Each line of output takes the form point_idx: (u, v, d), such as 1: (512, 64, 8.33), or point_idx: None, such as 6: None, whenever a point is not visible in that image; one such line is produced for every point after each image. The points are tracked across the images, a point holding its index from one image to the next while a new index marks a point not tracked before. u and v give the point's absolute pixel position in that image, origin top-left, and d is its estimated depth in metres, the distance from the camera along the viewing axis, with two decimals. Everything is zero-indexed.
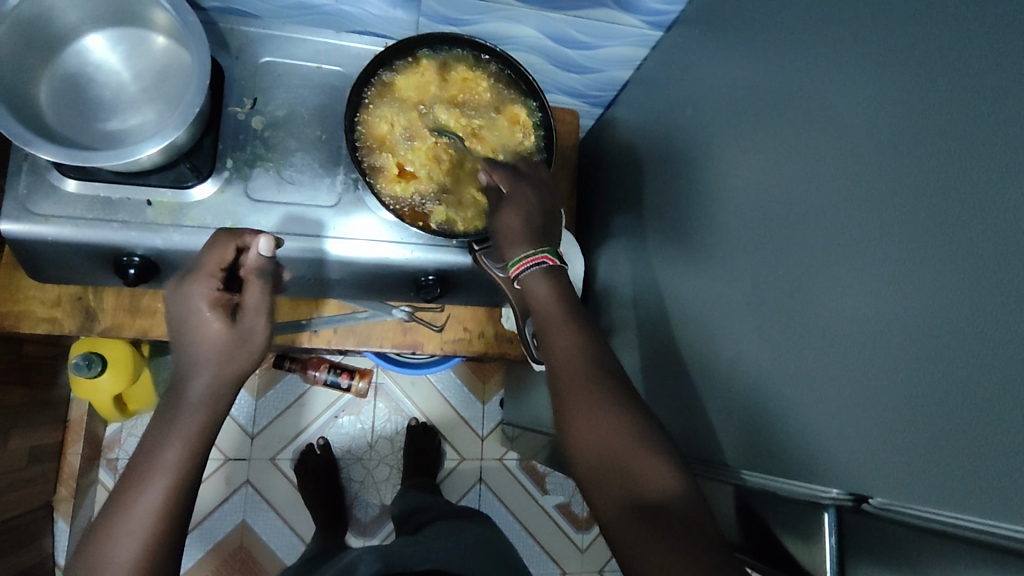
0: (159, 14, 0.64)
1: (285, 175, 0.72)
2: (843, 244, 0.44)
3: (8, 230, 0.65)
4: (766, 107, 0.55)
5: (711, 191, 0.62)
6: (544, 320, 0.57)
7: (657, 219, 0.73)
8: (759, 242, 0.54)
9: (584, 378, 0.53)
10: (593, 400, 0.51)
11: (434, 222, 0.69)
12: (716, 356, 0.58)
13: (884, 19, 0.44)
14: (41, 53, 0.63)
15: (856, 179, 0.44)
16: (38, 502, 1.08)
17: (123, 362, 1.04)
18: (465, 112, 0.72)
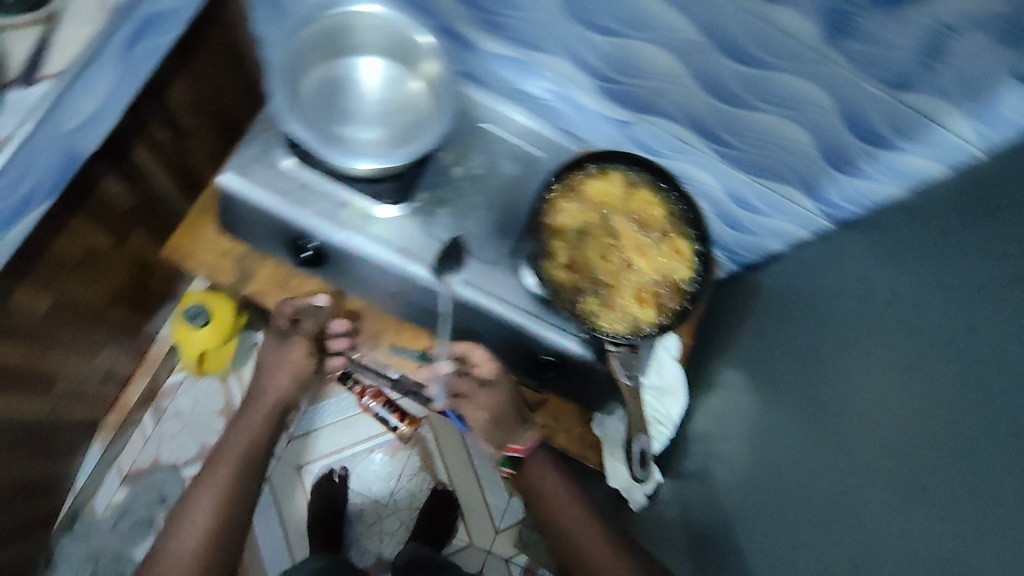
0: (430, 68, 0.73)
1: (462, 224, 0.77)
2: (983, 488, 0.42)
3: (224, 183, 0.71)
4: (911, 316, 0.54)
5: (851, 372, 0.62)
6: (542, 480, 0.80)
7: (780, 391, 0.74)
8: (896, 455, 0.52)
9: (572, 507, 0.78)
10: (574, 524, 0.76)
11: (583, 309, 0.71)
12: (838, 556, 0.56)
13: (967, 274, 0.48)
14: (321, 60, 0.74)
15: (1003, 423, 0.42)
16: (88, 419, 1.11)
17: (223, 324, 1.09)
18: (639, 227, 0.76)
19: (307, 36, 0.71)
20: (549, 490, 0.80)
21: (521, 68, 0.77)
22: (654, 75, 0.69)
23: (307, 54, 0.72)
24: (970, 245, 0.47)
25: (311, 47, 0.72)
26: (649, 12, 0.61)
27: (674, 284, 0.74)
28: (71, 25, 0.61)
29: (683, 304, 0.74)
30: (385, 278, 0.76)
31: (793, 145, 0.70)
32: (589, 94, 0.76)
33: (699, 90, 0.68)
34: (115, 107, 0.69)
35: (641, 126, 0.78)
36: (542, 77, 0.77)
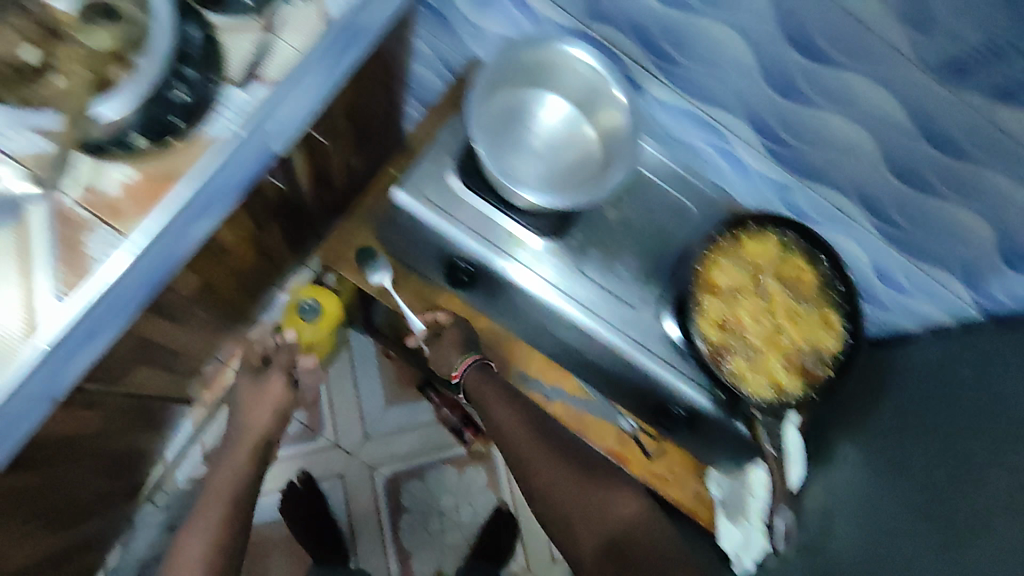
0: (610, 120, 0.71)
1: (613, 266, 0.76)
2: None
3: (396, 197, 0.72)
4: None
5: (976, 485, 0.63)
6: (483, 397, 0.80)
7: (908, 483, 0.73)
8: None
9: (525, 431, 0.81)
10: (546, 458, 0.80)
11: (729, 370, 0.71)
12: None
13: None
14: (521, 81, 0.74)
15: None
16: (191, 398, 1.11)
17: (331, 318, 1.10)
18: (791, 294, 0.75)
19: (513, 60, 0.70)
20: (497, 413, 0.80)
21: (691, 120, 0.76)
22: (836, 148, 0.68)
23: (498, 83, 0.73)
24: None
25: (513, 70, 0.71)
26: (857, 91, 0.60)
27: (821, 356, 0.73)
28: (289, 33, 0.61)
29: (830, 376, 0.72)
30: (532, 309, 0.76)
31: (967, 235, 0.69)
32: (758, 156, 0.75)
33: (885, 168, 0.67)
34: (308, 116, 0.69)
35: (802, 193, 0.76)
36: (711, 131, 0.75)
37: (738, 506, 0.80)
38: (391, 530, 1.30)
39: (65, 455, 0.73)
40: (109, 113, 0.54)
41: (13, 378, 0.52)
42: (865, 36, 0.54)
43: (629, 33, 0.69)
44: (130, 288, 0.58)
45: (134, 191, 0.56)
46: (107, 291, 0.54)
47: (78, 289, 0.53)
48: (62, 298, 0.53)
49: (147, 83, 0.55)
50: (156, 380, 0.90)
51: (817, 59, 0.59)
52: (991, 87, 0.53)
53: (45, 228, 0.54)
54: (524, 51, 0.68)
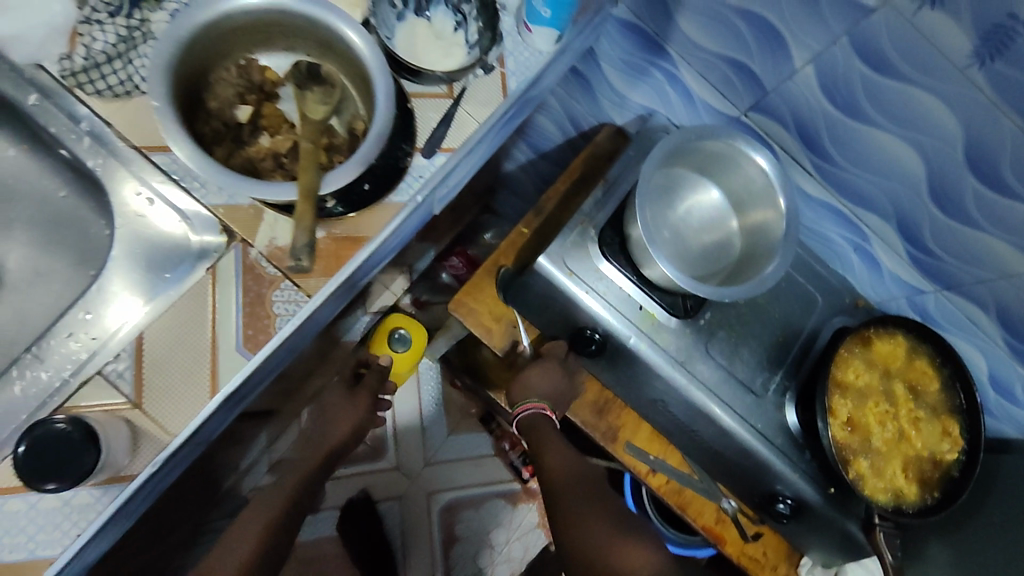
0: (762, 215, 0.72)
1: (739, 351, 0.77)
2: None
3: (541, 265, 0.74)
4: None
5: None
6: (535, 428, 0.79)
7: None
8: None
9: (574, 486, 0.80)
10: (585, 501, 0.78)
11: (852, 470, 0.71)
12: None
13: None
14: (688, 164, 0.75)
15: None
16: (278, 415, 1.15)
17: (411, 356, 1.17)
18: (915, 400, 0.75)
19: (692, 144, 0.71)
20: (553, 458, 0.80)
21: (831, 215, 0.77)
22: (987, 267, 0.69)
23: (670, 159, 0.73)
24: None
25: (687, 152, 0.73)
26: None
27: (939, 468, 0.73)
28: (474, 104, 0.64)
29: (948, 488, 0.72)
30: (653, 384, 0.77)
31: None
32: (896, 259, 0.76)
33: None
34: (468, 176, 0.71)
35: (934, 299, 0.77)
36: (851, 228, 0.76)
37: None
38: (442, 559, 1.30)
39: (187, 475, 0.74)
40: (331, 187, 0.51)
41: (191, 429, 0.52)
42: None
43: (792, 127, 0.71)
44: (297, 343, 0.59)
45: (319, 252, 0.57)
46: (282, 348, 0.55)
47: (262, 348, 0.54)
48: (244, 353, 0.54)
49: (367, 164, 0.51)
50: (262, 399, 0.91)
51: (995, 183, 0.60)
52: None
53: (233, 282, 0.55)
54: (708, 139, 0.70)
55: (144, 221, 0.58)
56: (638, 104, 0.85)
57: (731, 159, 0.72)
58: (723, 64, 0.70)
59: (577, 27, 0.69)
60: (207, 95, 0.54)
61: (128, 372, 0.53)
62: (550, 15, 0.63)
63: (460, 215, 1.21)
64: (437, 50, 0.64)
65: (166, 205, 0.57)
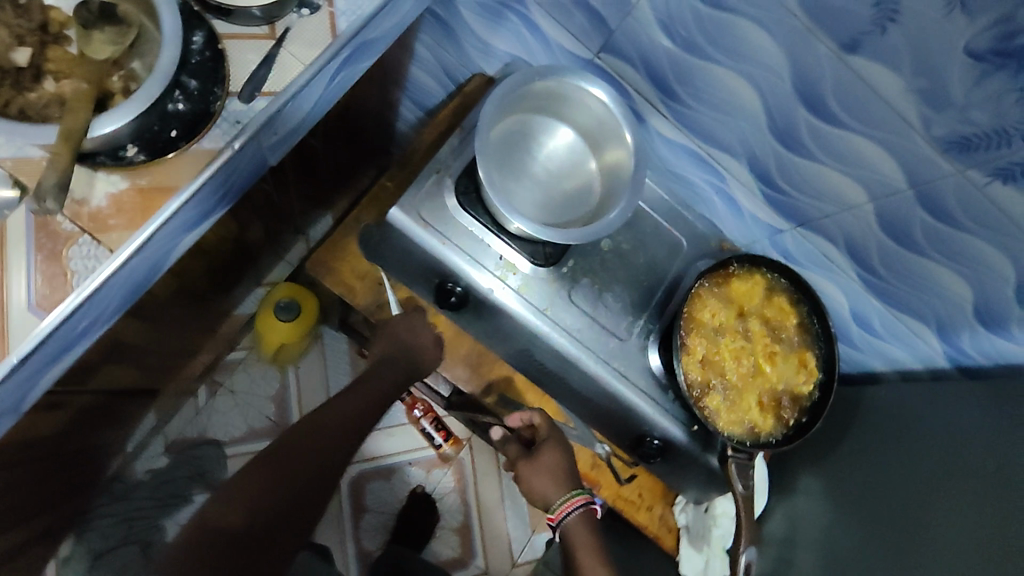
0: (613, 154, 0.73)
1: (603, 297, 0.77)
2: None
3: (394, 217, 0.72)
4: None
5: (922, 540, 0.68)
6: (576, 543, 0.71)
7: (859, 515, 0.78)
8: None
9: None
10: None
11: (705, 406, 0.73)
12: None
13: None
14: (542, 109, 0.74)
15: None
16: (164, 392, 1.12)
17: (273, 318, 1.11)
18: (773, 336, 0.76)
19: (534, 85, 0.70)
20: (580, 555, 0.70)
21: (692, 158, 0.78)
22: (830, 200, 0.70)
23: (514, 102, 0.72)
24: None
25: (532, 94, 0.71)
26: (860, 151, 0.62)
27: (793, 399, 0.75)
28: (297, 45, 0.60)
29: (801, 417, 0.74)
30: (518, 332, 0.76)
31: (949, 294, 0.71)
32: (754, 199, 0.77)
33: (876, 225, 0.69)
34: (310, 124, 0.68)
35: (791, 236, 0.79)
36: (708, 169, 0.77)
37: (702, 533, 0.82)
38: (353, 529, 1.29)
39: (20, 452, 0.70)
40: (102, 130, 0.51)
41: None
42: (872, 99, 0.57)
43: (640, 67, 0.71)
44: (109, 303, 0.56)
45: (123, 204, 0.53)
46: (85, 302, 0.51)
47: (60, 306, 0.51)
48: (39, 313, 0.50)
49: (146, 102, 0.51)
50: (124, 374, 0.87)
51: (823, 114, 0.61)
52: (990, 166, 0.55)
53: (23, 240, 0.51)
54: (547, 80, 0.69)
55: None
56: (504, 51, 0.83)
57: (580, 101, 0.71)
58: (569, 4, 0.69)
59: None
60: None
61: None
62: None
63: (352, 178, 1.17)
64: None
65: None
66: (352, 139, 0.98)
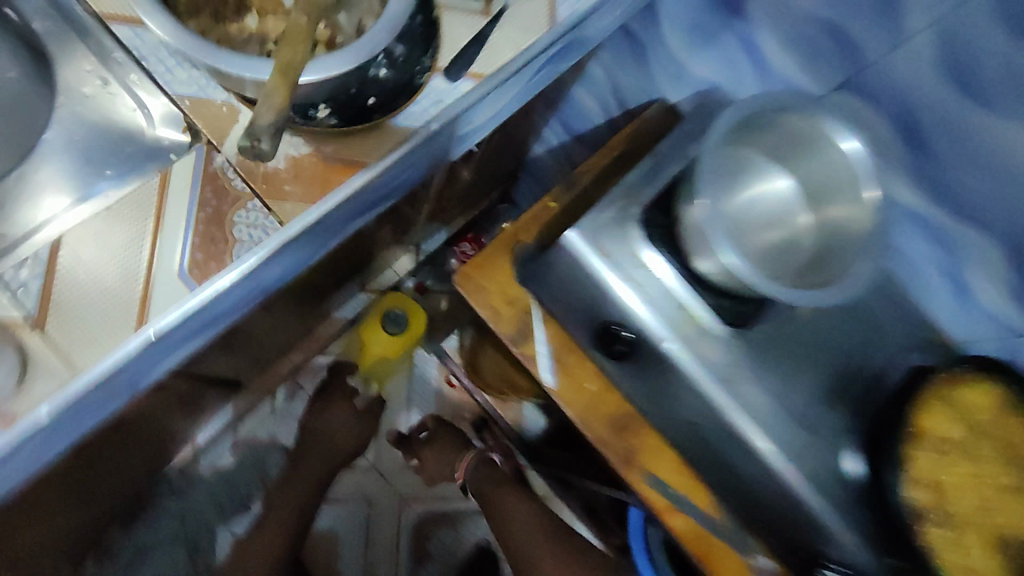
0: (842, 210, 0.60)
1: (793, 377, 0.63)
2: None
3: (569, 240, 0.61)
4: None
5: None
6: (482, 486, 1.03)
7: None
8: None
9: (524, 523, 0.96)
10: (550, 534, 0.95)
11: (921, 540, 0.58)
12: None
13: None
14: (760, 146, 0.63)
15: None
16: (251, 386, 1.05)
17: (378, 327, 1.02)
18: (1004, 461, 0.61)
19: (771, 118, 0.60)
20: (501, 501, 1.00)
21: (921, 230, 0.63)
22: None
23: (740, 134, 0.62)
24: None
25: (763, 128, 0.61)
26: None
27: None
28: (512, 28, 0.52)
29: None
30: (684, 399, 0.64)
31: None
32: (998, 294, 0.60)
33: None
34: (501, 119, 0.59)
35: None
36: None
37: None
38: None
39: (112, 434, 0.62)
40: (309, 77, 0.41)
41: (103, 370, 0.40)
42: None
43: (892, 116, 0.59)
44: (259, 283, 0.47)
45: (304, 172, 0.46)
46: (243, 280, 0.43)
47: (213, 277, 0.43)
48: (188, 283, 0.43)
49: (364, 56, 0.42)
50: (222, 363, 0.79)
51: None
52: None
53: (188, 193, 0.44)
54: (790, 113, 0.59)
55: (94, 106, 0.48)
56: (702, 78, 0.73)
57: (816, 146, 0.60)
58: (817, 28, 0.59)
59: None
60: None
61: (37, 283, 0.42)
62: None
63: (476, 195, 1.09)
64: None
65: (123, 88, 0.47)
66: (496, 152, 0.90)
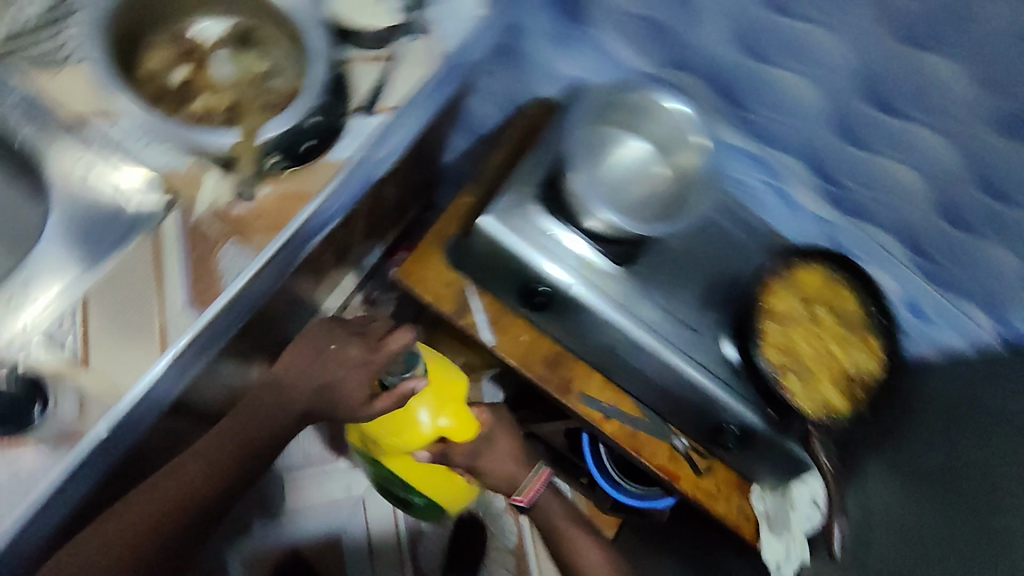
0: (684, 157, 0.79)
1: (678, 294, 0.82)
2: None
3: (484, 223, 0.78)
4: None
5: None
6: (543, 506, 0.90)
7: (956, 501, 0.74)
8: None
9: None
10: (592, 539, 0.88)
11: (788, 389, 0.76)
12: None
13: None
14: (617, 123, 0.81)
15: None
16: None
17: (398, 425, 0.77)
18: (839, 321, 0.81)
19: (619, 100, 0.79)
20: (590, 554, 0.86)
21: (749, 160, 0.83)
22: (885, 187, 0.75)
23: (599, 116, 0.81)
24: None
25: (614, 107, 0.80)
26: (917, 138, 0.68)
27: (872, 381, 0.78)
28: (407, 65, 0.65)
29: (870, 398, 0.78)
30: (600, 329, 0.80)
31: (1003, 271, 0.76)
32: (808, 194, 0.82)
33: (931, 208, 0.74)
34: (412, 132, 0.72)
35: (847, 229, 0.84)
36: (768, 172, 0.83)
37: (782, 519, 0.84)
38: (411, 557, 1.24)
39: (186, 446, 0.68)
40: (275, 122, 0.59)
41: (134, 396, 0.52)
42: (928, 86, 0.63)
43: (703, 74, 0.76)
44: (239, 310, 0.59)
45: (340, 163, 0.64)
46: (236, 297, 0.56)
47: (210, 304, 0.55)
48: (193, 311, 0.54)
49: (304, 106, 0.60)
50: None
51: (886, 103, 0.67)
52: None
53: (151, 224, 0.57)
54: (628, 93, 0.78)
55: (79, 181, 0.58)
56: None
57: (653, 112, 0.78)
58: (640, 25, 0.75)
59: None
60: (143, 58, 0.62)
61: (73, 332, 0.53)
62: None
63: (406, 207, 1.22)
64: (362, 13, 0.65)
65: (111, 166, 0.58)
66: (413, 167, 1.05)
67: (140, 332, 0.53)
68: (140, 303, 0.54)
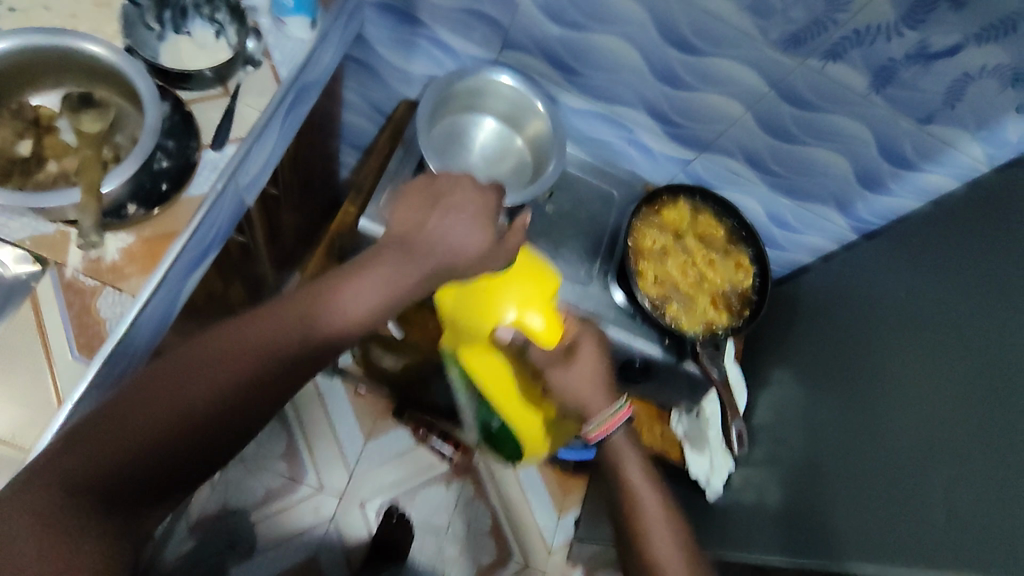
0: (535, 126, 0.86)
1: (560, 253, 0.89)
2: (925, 449, 0.63)
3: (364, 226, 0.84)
4: (921, 326, 0.72)
5: (897, 410, 0.70)
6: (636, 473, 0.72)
7: (835, 377, 0.84)
8: (901, 410, 0.69)
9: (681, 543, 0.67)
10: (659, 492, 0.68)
11: (669, 314, 0.84)
12: (848, 509, 0.70)
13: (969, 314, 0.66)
14: (462, 110, 0.87)
15: (950, 401, 0.63)
16: None
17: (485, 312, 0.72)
18: (706, 246, 0.89)
19: (453, 90, 0.83)
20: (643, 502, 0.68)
21: (598, 118, 0.91)
22: (714, 119, 0.84)
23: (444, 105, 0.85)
24: (991, 266, 0.66)
25: (453, 99, 0.84)
26: (723, 72, 0.77)
27: (743, 291, 0.87)
28: (250, 96, 0.70)
29: (749, 308, 0.86)
30: None
31: (833, 172, 0.86)
32: (659, 139, 0.91)
33: (758, 130, 0.83)
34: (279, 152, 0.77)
35: (699, 163, 0.93)
36: (617, 127, 0.91)
37: (700, 436, 0.92)
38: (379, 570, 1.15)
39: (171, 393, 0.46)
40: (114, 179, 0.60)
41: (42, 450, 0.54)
42: (717, 25, 0.71)
43: (532, 48, 0.83)
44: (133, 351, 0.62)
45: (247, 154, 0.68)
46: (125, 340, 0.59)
47: (97, 352, 0.57)
48: (82, 359, 0.57)
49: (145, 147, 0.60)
50: None
51: (688, 47, 0.75)
52: (820, 48, 0.69)
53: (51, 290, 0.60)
54: (460, 82, 0.82)
55: None
56: None
57: (490, 94, 0.85)
58: (467, 17, 0.81)
59: (333, 18, 0.78)
60: None
61: None
62: (295, 3, 0.71)
63: (314, 229, 1.27)
64: (198, 56, 0.70)
65: None
66: (304, 189, 1.09)
67: (34, 390, 0.55)
68: (31, 363, 0.56)
